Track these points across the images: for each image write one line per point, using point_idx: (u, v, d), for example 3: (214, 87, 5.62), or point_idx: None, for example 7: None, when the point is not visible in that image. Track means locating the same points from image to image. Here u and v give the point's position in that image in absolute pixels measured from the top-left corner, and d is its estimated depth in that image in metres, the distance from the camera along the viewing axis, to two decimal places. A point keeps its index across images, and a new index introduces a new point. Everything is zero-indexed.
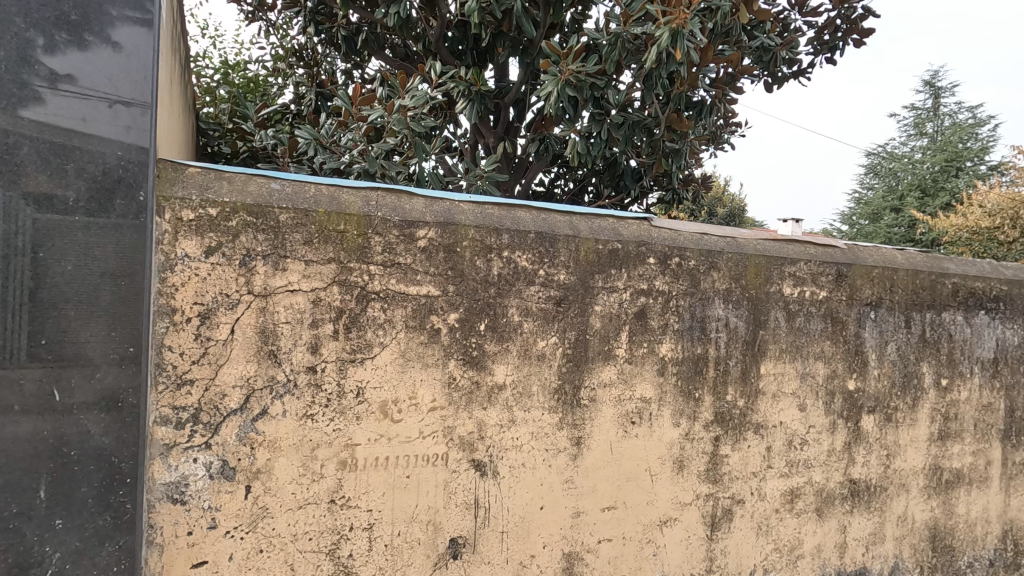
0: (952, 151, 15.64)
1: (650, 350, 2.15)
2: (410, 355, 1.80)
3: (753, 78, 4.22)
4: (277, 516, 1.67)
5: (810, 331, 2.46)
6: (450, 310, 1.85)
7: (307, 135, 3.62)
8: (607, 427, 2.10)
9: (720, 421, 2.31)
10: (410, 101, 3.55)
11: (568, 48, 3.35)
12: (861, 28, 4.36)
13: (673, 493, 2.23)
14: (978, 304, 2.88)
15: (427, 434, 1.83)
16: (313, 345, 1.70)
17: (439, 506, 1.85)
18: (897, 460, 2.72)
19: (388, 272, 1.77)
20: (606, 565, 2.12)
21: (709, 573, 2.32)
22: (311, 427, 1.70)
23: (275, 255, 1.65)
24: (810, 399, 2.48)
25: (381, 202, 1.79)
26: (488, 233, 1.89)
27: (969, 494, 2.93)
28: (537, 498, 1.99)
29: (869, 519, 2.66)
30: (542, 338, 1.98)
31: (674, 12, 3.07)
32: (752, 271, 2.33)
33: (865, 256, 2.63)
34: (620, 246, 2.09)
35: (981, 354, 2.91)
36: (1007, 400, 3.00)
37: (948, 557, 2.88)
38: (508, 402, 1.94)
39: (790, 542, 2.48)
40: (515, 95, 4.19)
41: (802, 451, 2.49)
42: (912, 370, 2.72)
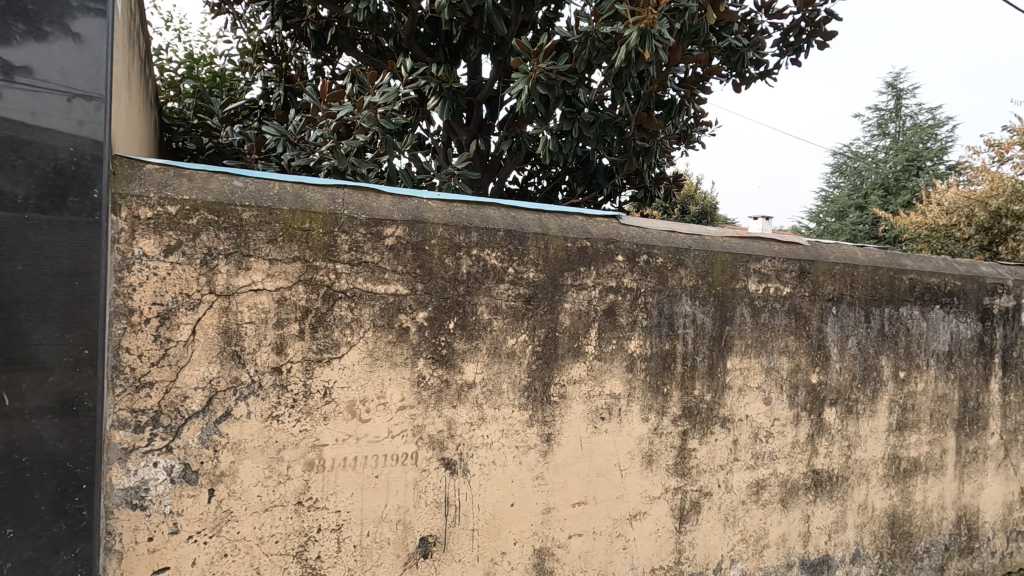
0: (913, 150, 16.17)
1: (619, 346, 2.18)
2: (378, 354, 1.79)
3: (721, 78, 4.30)
4: (242, 520, 1.64)
5: (774, 327, 2.52)
6: (418, 309, 1.84)
7: (275, 132, 3.56)
8: (577, 423, 2.12)
9: (688, 415, 2.35)
10: (381, 97, 3.52)
11: (539, 46, 3.37)
12: (825, 31, 4.46)
13: (642, 487, 2.26)
14: (933, 299, 2.99)
15: (396, 433, 1.82)
16: (278, 345, 1.67)
17: (408, 505, 1.85)
18: (858, 450, 2.81)
19: (355, 271, 1.75)
20: (576, 560, 2.14)
21: (678, 565, 2.36)
22: (277, 429, 1.67)
23: (237, 254, 1.62)
24: (775, 392, 2.55)
25: (348, 200, 1.77)
26: (456, 232, 1.89)
27: (926, 482, 3.05)
28: (507, 495, 2.00)
29: (831, 508, 2.74)
30: (512, 336, 1.98)
31: (642, 12, 3.11)
32: (718, 268, 2.38)
33: (827, 253, 2.70)
34: (588, 244, 2.10)
35: (936, 347, 3.02)
36: (960, 390, 3.13)
37: (906, 542, 2.99)
38: (478, 400, 1.94)
39: (756, 532, 2.54)
40: (488, 93, 4.18)
41: (768, 443, 2.55)
42: (872, 363, 2.81)
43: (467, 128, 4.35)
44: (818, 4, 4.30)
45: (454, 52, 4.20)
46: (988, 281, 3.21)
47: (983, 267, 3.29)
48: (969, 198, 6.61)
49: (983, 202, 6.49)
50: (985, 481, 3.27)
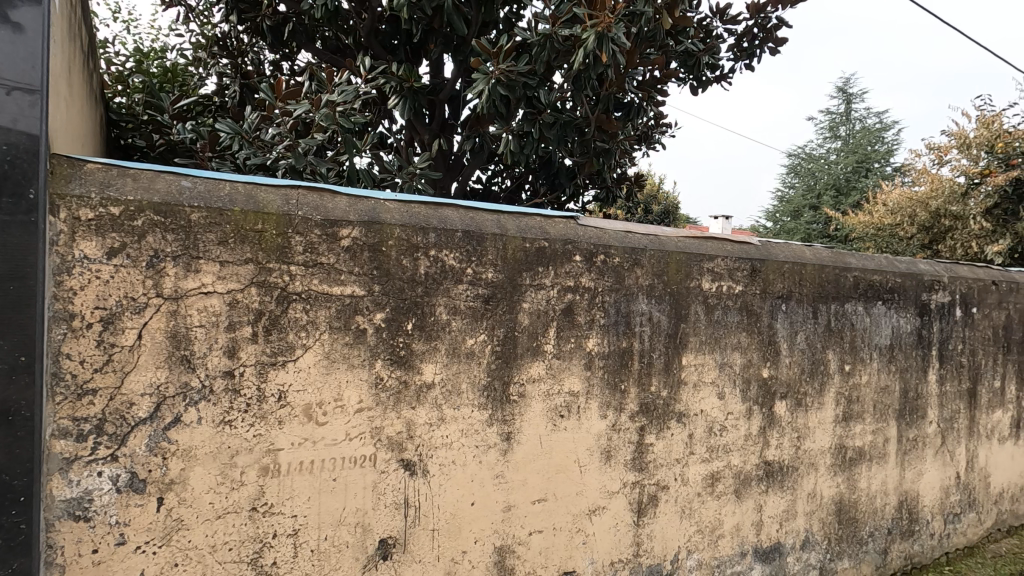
0: (862, 154, 17.11)
1: (577, 345, 2.21)
2: (335, 356, 1.77)
3: (679, 81, 4.39)
4: (193, 528, 1.60)
5: (727, 324, 2.60)
6: (376, 310, 1.83)
7: (229, 129, 3.46)
8: (536, 421, 2.14)
9: (645, 411, 2.41)
10: (339, 96, 3.46)
11: (498, 47, 3.38)
12: (776, 37, 4.63)
13: (601, 482, 2.31)
14: (876, 296, 3.14)
15: (354, 436, 1.81)
16: (230, 348, 1.64)
17: (367, 507, 1.84)
18: (807, 441, 2.93)
19: (310, 272, 1.73)
20: (537, 557, 2.17)
21: (636, 558, 2.41)
22: (229, 434, 1.64)
23: (186, 256, 1.58)
24: (728, 387, 2.63)
25: (302, 201, 1.74)
26: (414, 233, 1.89)
27: (870, 470, 3.20)
28: (467, 494, 2.01)
29: (782, 497, 2.86)
30: (471, 336, 1.99)
31: (599, 16, 3.16)
32: (673, 267, 2.44)
33: (776, 252, 2.80)
34: (546, 244, 2.13)
35: (879, 341, 3.17)
36: (901, 382, 3.30)
37: (853, 528, 3.14)
38: (437, 400, 1.95)
39: (711, 523, 2.63)
40: (450, 93, 4.17)
41: (721, 436, 2.64)
42: (819, 358, 2.94)
43: (429, 128, 4.33)
44: (769, 11, 4.45)
45: (415, 51, 4.17)
46: (926, 278, 3.39)
47: (922, 265, 3.47)
48: (911, 199, 6.96)
49: (924, 203, 6.84)
50: (924, 467, 3.46)
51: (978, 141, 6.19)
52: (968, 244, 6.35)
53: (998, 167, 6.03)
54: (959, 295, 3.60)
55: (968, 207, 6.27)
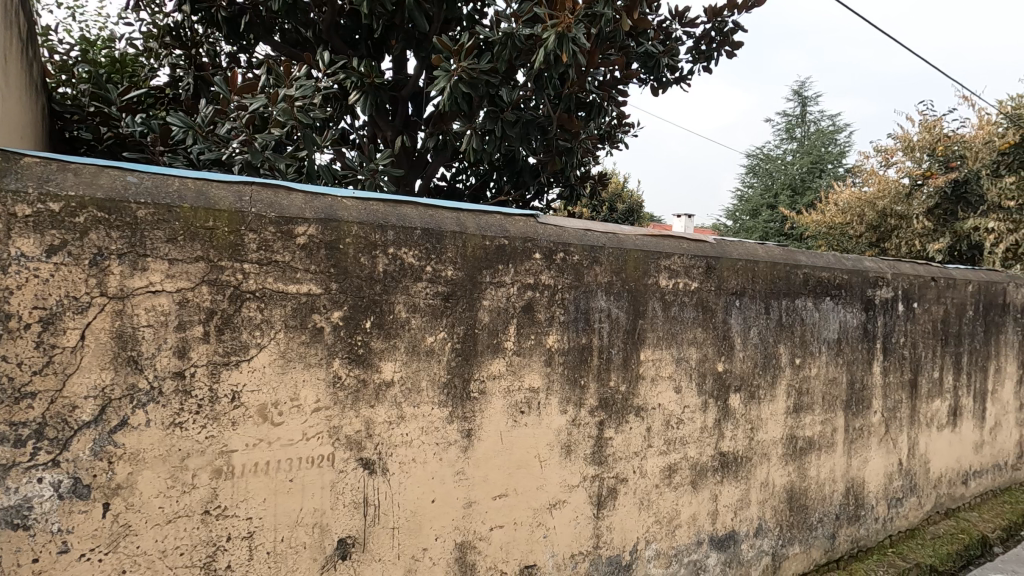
0: (816, 154, 17.77)
1: (537, 341, 2.24)
2: (290, 355, 1.75)
3: (640, 82, 4.48)
4: (142, 533, 1.56)
5: (683, 320, 2.68)
6: (333, 308, 1.82)
7: (180, 123, 3.36)
8: (496, 418, 2.16)
9: (604, 406, 2.46)
10: (297, 91, 3.40)
11: (460, 45, 3.40)
12: (732, 41, 4.76)
13: (561, 476, 2.35)
14: (825, 292, 3.28)
15: (312, 436, 1.79)
16: (180, 349, 1.60)
17: (325, 507, 1.82)
18: (760, 432, 3.04)
19: (264, 271, 1.70)
20: (498, 552, 2.19)
21: (596, 550, 2.46)
22: (180, 436, 1.60)
23: (133, 255, 1.53)
24: (685, 381, 2.71)
25: (256, 197, 1.72)
26: (372, 230, 1.87)
27: (819, 458, 3.34)
28: (428, 492, 2.01)
29: (736, 487, 2.96)
30: (430, 334, 1.99)
31: (559, 16, 3.22)
32: (632, 265, 2.49)
33: (731, 250, 2.90)
34: (506, 242, 2.14)
35: (827, 335, 3.31)
36: (848, 373, 3.45)
37: (803, 514, 3.28)
38: (397, 399, 1.94)
39: (669, 514, 2.70)
40: (412, 89, 4.14)
41: (679, 429, 2.71)
42: (771, 351, 3.05)
43: (392, 124, 4.28)
44: (725, 16, 4.58)
45: (377, 47, 4.12)
46: (871, 275, 3.56)
47: (868, 262, 3.64)
48: (860, 199, 7.22)
49: (872, 203, 7.09)
50: (869, 454, 3.64)
51: (921, 144, 6.53)
52: (912, 243, 6.70)
53: (938, 169, 6.42)
54: (901, 290, 3.78)
55: (912, 207, 6.60)
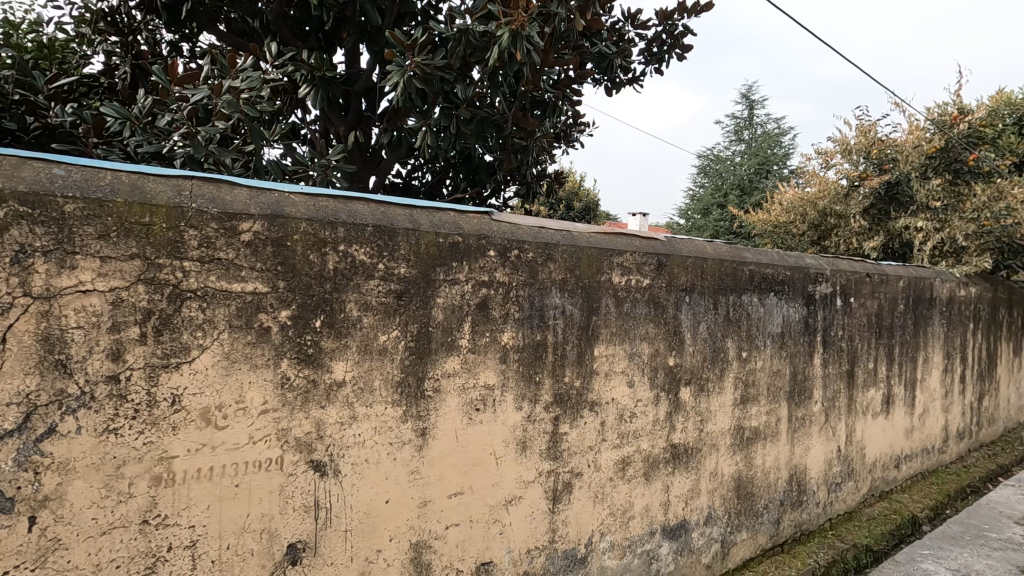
0: (763, 156, 18.48)
1: (492, 339, 2.24)
2: (235, 356, 1.69)
3: (594, 82, 4.55)
4: (74, 547, 1.47)
5: (635, 316, 2.74)
6: (280, 307, 1.76)
7: (115, 113, 3.18)
8: (451, 416, 2.15)
9: (559, 402, 2.48)
10: (243, 82, 3.28)
11: (413, 39, 3.37)
12: (682, 45, 4.88)
13: (517, 473, 2.36)
14: (769, 287, 3.41)
15: (259, 439, 1.74)
16: (114, 351, 1.52)
17: (274, 512, 1.77)
18: (709, 424, 3.14)
19: (206, 269, 1.64)
20: (454, 550, 2.18)
21: (552, 544, 2.49)
22: (115, 443, 1.52)
23: (60, 252, 1.44)
24: (638, 376, 2.77)
25: (197, 192, 1.65)
26: (322, 227, 1.83)
27: (765, 447, 3.49)
28: (382, 493, 1.98)
29: (687, 477, 3.05)
30: (383, 333, 1.96)
31: (513, 14, 3.22)
32: (585, 262, 2.53)
33: (681, 247, 2.98)
34: (460, 239, 2.13)
35: (772, 329, 3.45)
36: (791, 365, 3.61)
37: (750, 501, 3.41)
38: (349, 399, 1.90)
39: (622, 506, 2.76)
40: (366, 84, 4.06)
41: (632, 422, 2.77)
42: (719, 345, 3.15)
43: (345, 119, 4.17)
44: (676, 19, 4.69)
45: (328, 39, 4.01)
46: (811, 271, 3.72)
47: (808, 259, 3.81)
48: (803, 199, 7.29)
49: (814, 202, 7.24)
50: (810, 442, 3.81)
51: (858, 147, 6.76)
52: (850, 241, 7.06)
53: (872, 171, 6.71)
54: (839, 286, 3.98)
55: (849, 207, 6.91)
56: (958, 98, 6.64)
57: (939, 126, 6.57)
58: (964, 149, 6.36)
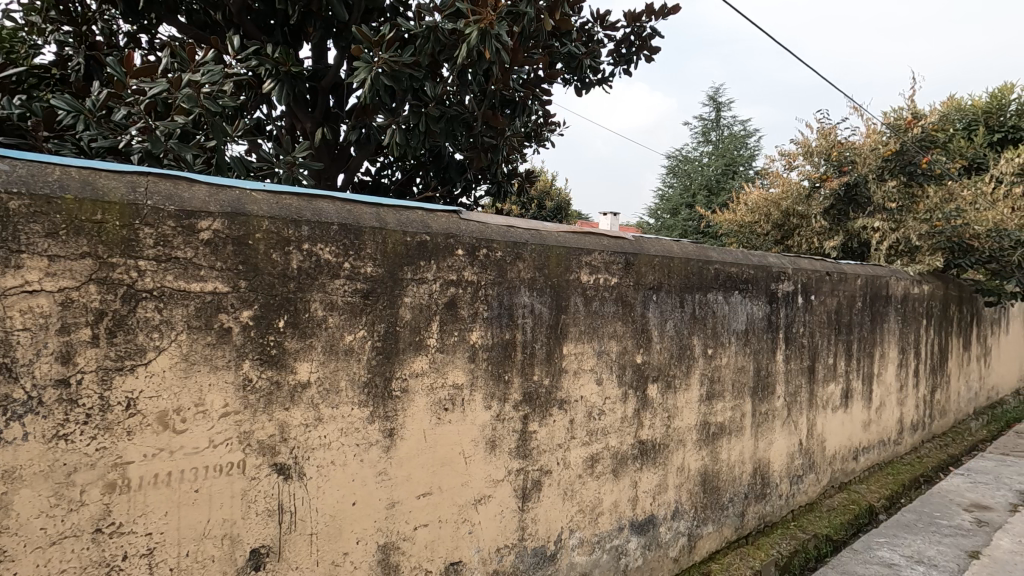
0: (729, 157, 18.89)
1: (461, 338, 2.23)
2: (194, 358, 1.64)
3: (564, 82, 4.57)
4: (20, 559, 1.41)
5: (603, 314, 2.76)
6: (242, 308, 1.72)
7: (67, 106, 3.05)
8: (419, 416, 2.13)
9: (529, 400, 2.49)
10: (204, 76, 3.19)
11: (381, 36, 3.32)
12: (650, 46, 4.95)
13: (486, 471, 2.36)
14: (733, 286, 3.49)
15: (219, 442, 1.69)
16: (63, 354, 1.46)
17: (236, 517, 1.73)
18: (676, 420, 3.20)
19: (163, 268, 1.59)
20: (422, 551, 2.17)
21: (521, 542, 2.50)
22: (65, 450, 1.46)
23: (4, 251, 1.38)
24: (606, 373, 2.80)
25: (153, 189, 1.60)
26: (285, 225, 1.79)
27: (730, 442, 3.57)
28: (348, 494, 1.95)
29: (655, 473, 3.10)
30: (349, 333, 1.94)
31: (482, 13, 3.21)
32: (553, 261, 2.54)
33: (648, 247, 3.02)
34: (428, 238, 2.12)
35: (736, 327, 3.53)
36: (754, 362, 3.70)
37: (716, 495, 3.48)
38: (314, 400, 1.87)
39: (591, 503, 2.78)
40: (333, 80, 3.99)
41: (600, 420, 2.80)
42: (686, 343, 3.21)
43: (312, 115, 4.09)
44: (644, 21, 4.76)
45: (294, 34, 3.93)
46: (774, 270, 3.82)
47: (771, 258, 3.91)
48: (767, 199, 7.52)
49: (777, 203, 7.47)
50: (773, 436, 3.92)
51: (818, 150, 7.01)
52: (811, 240, 7.28)
53: (832, 173, 6.94)
54: (801, 284, 4.10)
55: (811, 208, 7.13)
56: (912, 103, 6.91)
57: (895, 129, 6.81)
58: (917, 152, 6.62)
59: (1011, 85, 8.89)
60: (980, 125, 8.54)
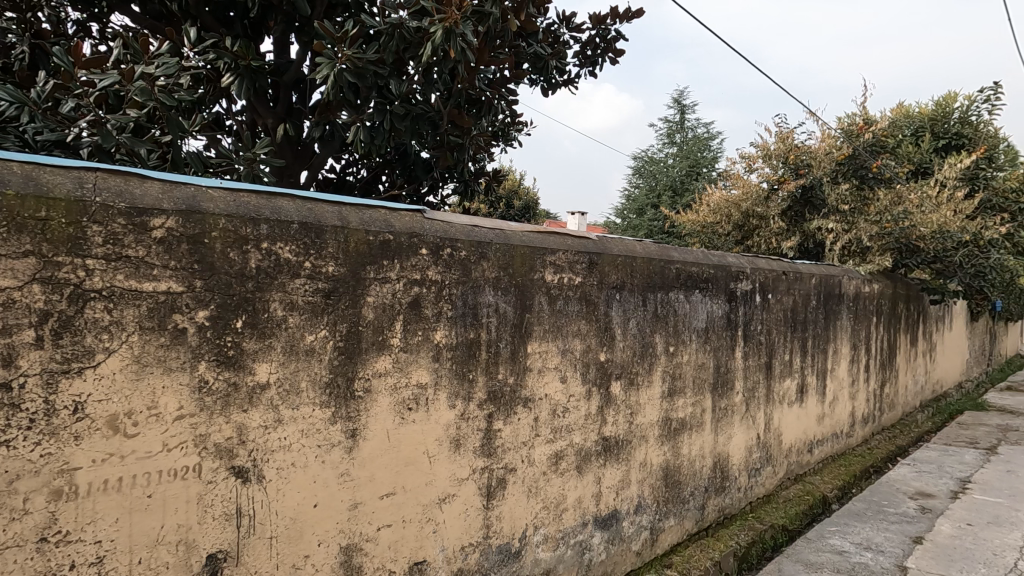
0: (693, 159, 19.33)
1: (425, 337, 2.23)
2: (147, 360, 1.60)
3: (531, 82, 4.60)
4: None
5: (568, 313, 2.80)
6: (197, 308, 1.68)
7: (11, 96, 2.90)
8: (383, 416, 2.12)
9: (493, 399, 2.51)
10: (158, 69, 3.08)
11: (343, 32, 3.28)
12: (615, 49, 5.02)
13: (450, 471, 2.36)
14: (694, 285, 3.58)
15: (174, 446, 1.65)
16: (4, 356, 1.40)
17: (191, 522, 1.69)
18: (638, 416, 3.26)
19: (113, 267, 1.54)
20: (386, 551, 2.16)
21: (486, 540, 2.51)
22: (7, 456, 1.40)
23: None
24: (570, 371, 2.84)
25: (103, 185, 1.55)
26: (242, 224, 1.75)
27: (691, 437, 3.66)
28: (310, 497, 1.93)
29: (618, 468, 3.16)
30: (310, 333, 1.91)
31: (446, 12, 3.20)
32: (518, 260, 2.56)
33: (612, 246, 3.07)
34: (391, 238, 2.10)
35: (697, 325, 3.62)
36: (714, 359, 3.81)
37: (677, 489, 3.57)
38: (274, 401, 1.84)
39: (556, 499, 2.82)
40: (296, 75, 3.91)
41: (564, 417, 2.84)
42: (648, 341, 3.28)
43: (273, 111, 3.99)
44: (609, 24, 4.82)
45: (254, 27, 3.83)
46: (733, 270, 3.94)
47: (730, 258, 4.02)
48: (728, 200, 7.73)
49: (737, 204, 7.68)
50: (732, 431, 4.04)
51: (776, 153, 7.24)
52: (769, 241, 7.53)
53: (789, 175, 7.19)
54: (759, 283, 4.23)
55: (769, 209, 7.36)
56: (863, 109, 7.20)
57: (847, 134, 7.09)
58: (869, 156, 6.91)
59: (954, 94, 9.36)
60: (926, 132, 8.97)
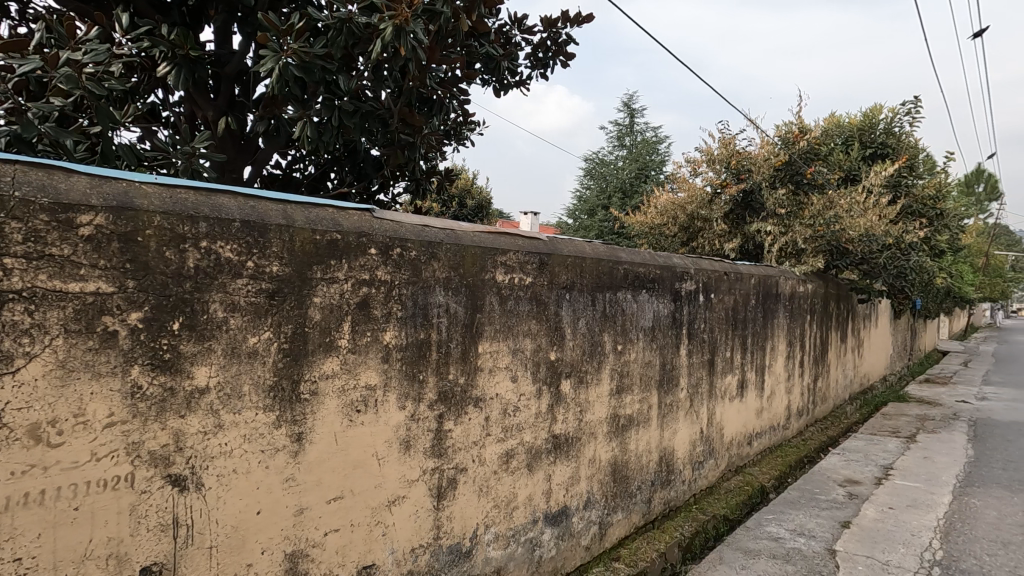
0: (642, 162, 19.85)
1: (373, 338, 2.20)
2: (73, 365, 1.51)
3: (483, 82, 4.61)
4: None
5: (518, 313, 2.83)
6: (130, 309, 1.60)
7: None
8: (330, 418, 2.08)
9: (444, 399, 2.50)
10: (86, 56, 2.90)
11: (289, 25, 3.18)
12: (566, 52, 5.10)
13: (400, 472, 2.34)
14: (641, 285, 3.68)
15: (103, 456, 1.56)
16: None
17: (123, 535, 1.60)
18: (587, 414, 3.33)
19: (34, 267, 1.45)
20: (333, 556, 2.12)
21: (436, 541, 2.50)
22: None
23: None
24: (521, 371, 2.87)
25: (23, 179, 1.46)
26: (180, 222, 1.68)
27: (638, 433, 3.77)
28: (253, 503, 1.87)
29: (568, 465, 3.21)
30: (253, 335, 1.86)
31: (396, 9, 3.16)
32: (469, 260, 2.56)
33: (562, 247, 3.12)
34: (338, 237, 2.06)
35: (644, 324, 3.73)
36: (660, 356, 3.93)
37: (625, 484, 3.67)
38: (214, 406, 1.77)
39: (506, 497, 2.84)
40: (238, 67, 3.77)
41: (515, 416, 2.86)
42: (597, 339, 3.36)
43: (214, 103, 3.83)
44: (560, 27, 4.89)
45: (193, 14, 3.66)
46: (678, 271, 4.07)
47: (675, 259, 4.16)
48: (674, 203, 7.99)
49: (682, 207, 7.95)
50: (677, 426, 4.19)
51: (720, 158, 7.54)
52: (713, 242, 7.83)
53: (731, 180, 7.51)
54: (702, 283, 4.40)
55: (713, 212, 7.66)
56: (799, 118, 7.60)
57: (784, 142, 7.47)
58: (803, 163, 7.30)
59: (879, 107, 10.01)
60: (855, 141, 9.55)
